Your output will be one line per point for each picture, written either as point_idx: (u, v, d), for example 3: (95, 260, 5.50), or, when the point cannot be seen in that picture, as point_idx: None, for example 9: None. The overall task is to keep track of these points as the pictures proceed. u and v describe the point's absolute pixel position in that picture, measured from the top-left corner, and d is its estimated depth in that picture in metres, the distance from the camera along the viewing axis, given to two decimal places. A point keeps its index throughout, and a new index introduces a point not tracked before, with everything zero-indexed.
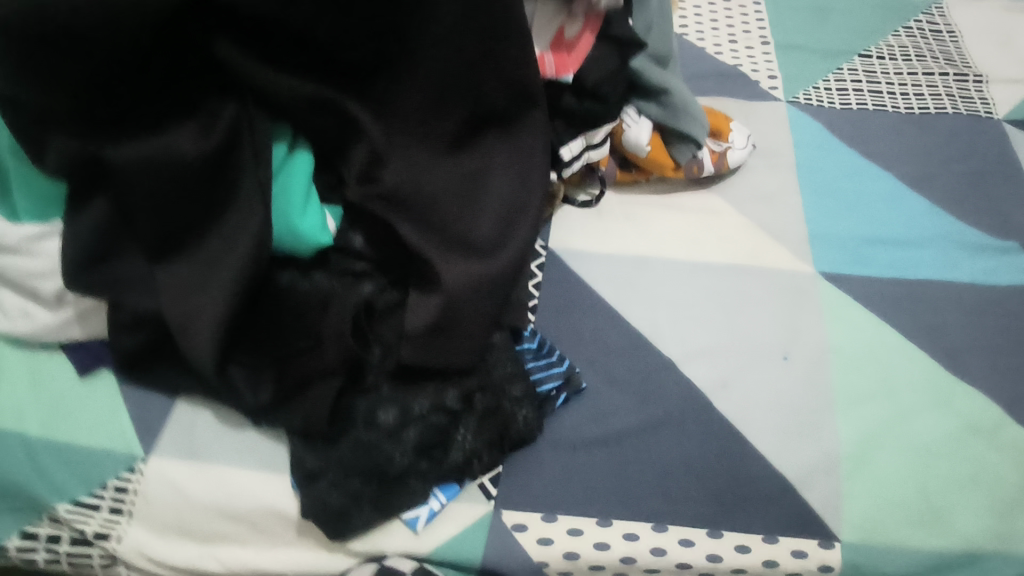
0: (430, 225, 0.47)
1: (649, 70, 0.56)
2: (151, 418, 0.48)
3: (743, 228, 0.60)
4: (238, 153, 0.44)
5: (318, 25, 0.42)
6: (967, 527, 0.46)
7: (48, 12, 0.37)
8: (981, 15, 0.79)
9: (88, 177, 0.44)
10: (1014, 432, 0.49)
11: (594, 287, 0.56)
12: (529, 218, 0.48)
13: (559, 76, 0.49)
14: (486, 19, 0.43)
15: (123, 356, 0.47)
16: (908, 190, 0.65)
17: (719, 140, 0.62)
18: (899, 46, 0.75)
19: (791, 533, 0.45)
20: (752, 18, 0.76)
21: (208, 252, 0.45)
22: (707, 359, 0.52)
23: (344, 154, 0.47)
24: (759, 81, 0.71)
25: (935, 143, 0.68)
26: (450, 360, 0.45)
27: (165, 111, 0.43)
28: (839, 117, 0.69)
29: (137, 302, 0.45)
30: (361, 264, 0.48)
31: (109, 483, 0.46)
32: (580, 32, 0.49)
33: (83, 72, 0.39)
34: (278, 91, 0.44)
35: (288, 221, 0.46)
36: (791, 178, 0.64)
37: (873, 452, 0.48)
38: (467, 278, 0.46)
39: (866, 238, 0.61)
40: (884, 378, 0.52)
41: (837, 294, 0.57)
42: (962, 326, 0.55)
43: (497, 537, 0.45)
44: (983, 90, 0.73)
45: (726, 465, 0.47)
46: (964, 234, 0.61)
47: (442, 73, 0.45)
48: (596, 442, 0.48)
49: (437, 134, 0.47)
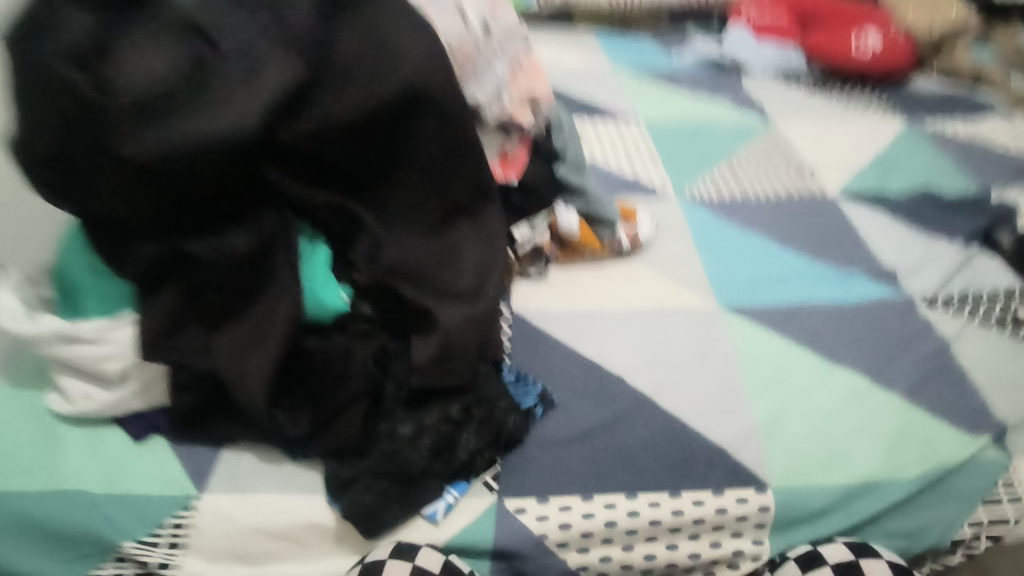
0: (425, 285, 0.62)
1: (570, 176, 0.78)
2: (200, 465, 0.57)
3: (659, 282, 0.78)
4: (277, 248, 0.57)
5: (341, 153, 0.59)
6: (863, 466, 0.60)
7: (154, 154, 0.51)
8: (804, 131, 1.08)
9: (161, 271, 0.56)
10: (883, 396, 0.65)
11: (552, 333, 0.70)
12: (497, 276, 0.64)
13: (507, 179, 0.70)
14: (456, 139, 0.62)
15: (180, 412, 0.58)
16: (778, 247, 0.84)
17: (630, 223, 0.82)
18: (750, 156, 1.02)
19: (732, 486, 0.58)
20: (642, 145, 1.02)
21: (255, 320, 0.56)
22: (646, 373, 0.66)
23: (353, 241, 0.62)
24: (653, 185, 0.95)
25: (791, 214, 0.91)
26: (450, 382, 0.59)
27: (226, 219, 0.56)
28: (717, 203, 0.92)
29: (197, 363, 0.56)
30: (370, 325, 0.62)
31: (167, 522, 0.54)
32: (517, 150, 0.71)
33: (173, 194, 0.53)
34: (308, 201, 0.59)
35: (315, 296, 0.60)
36: (689, 245, 0.83)
37: (783, 422, 0.62)
38: (458, 319, 0.60)
39: (752, 280, 0.78)
40: (782, 371, 0.67)
41: (736, 319, 0.73)
42: (833, 330, 0.72)
43: (504, 521, 0.55)
44: (817, 178, 0.98)
45: (675, 444, 0.60)
46: (822, 270, 0.80)
47: (428, 178, 0.62)
48: (572, 440, 0.60)
49: (424, 223, 0.63)
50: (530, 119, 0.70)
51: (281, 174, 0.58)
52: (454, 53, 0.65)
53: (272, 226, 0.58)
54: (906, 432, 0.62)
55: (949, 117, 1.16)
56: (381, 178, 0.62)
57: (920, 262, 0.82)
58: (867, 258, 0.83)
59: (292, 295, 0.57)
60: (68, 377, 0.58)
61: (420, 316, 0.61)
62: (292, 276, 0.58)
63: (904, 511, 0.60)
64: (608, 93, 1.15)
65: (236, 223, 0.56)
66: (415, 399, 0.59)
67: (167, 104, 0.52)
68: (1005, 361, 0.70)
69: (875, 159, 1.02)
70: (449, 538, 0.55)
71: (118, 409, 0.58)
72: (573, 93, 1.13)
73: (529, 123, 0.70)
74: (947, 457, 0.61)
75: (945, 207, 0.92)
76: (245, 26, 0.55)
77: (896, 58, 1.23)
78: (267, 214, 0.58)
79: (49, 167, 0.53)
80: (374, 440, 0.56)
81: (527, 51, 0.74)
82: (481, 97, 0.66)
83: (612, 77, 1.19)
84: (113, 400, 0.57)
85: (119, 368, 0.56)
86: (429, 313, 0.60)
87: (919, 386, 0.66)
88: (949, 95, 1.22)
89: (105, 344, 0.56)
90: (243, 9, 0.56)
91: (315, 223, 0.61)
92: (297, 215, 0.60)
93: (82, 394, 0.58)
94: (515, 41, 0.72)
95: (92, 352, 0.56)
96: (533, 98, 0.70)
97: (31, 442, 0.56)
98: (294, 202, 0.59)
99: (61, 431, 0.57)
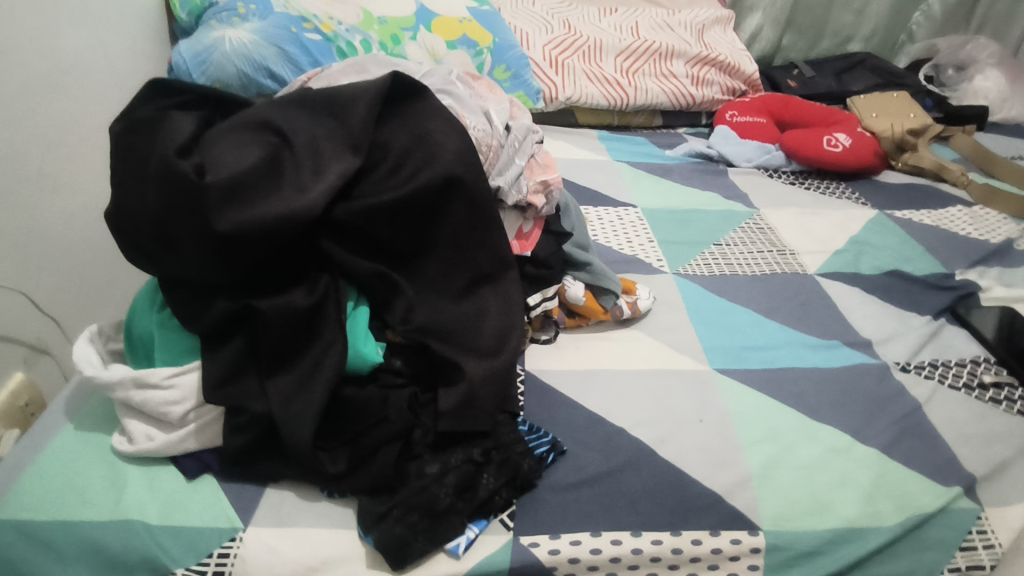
0: (452, 342, 0.70)
1: (576, 253, 0.88)
2: (246, 501, 0.63)
3: (657, 346, 0.86)
4: (328, 307, 0.67)
5: (385, 229, 0.70)
6: (847, 511, 0.65)
7: (237, 227, 0.61)
8: (785, 217, 1.21)
9: (229, 326, 0.66)
10: (862, 450, 0.71)
11: (562, 390, 0.78)
12: (514, 337, 0.73)
13: (522, 252, 0.80)
14: (482, 219, 0.73)
15: (231, 450, 0.64)
16: (764, 318, 0.93)
17: (630, 295, 0.92)
18: (737, 238, 1.14)
19: (727, 528, 0.64)
20: (640, 227, 1.14)
21: (305, 369, 0.65)
22: (648, 426, 0.73)
23: (390, 304, 0.71)
24: (651, 262, 1.05)
25: (775, 289, 1.01)
26: (472, 428, 0.66)
27: (287, 283, 0.67)
28: (709, 279, 1.02)
29: (252, 406, 0.63)
30: (401, 378, 0.70)
31: (214, 551, 0.60)
32: (531, 228, 0.82)
33: (248, 261, 0.64)
34: (355, 268, 0.69)
35: (355, 348, 0.68)
36: (684, 315, 0.93)
37: (773, 471, 0.68)
38: (480, 372, 0.68)
39: (741, 346, 0.87)
40: (770, 427, 0.74)
41: (728, 380, 0.81)
42: (816, 390, 0.80)
43: (519, 553, 0.60)
44: (799, 259, 1.09)
45: (674, 489, 0.66)
46: (805, 338, 0.89)
47: (457, 251, 0.73)
48: (580, 484, 0.66)
49: (451, 289, 0.73)
50: (542, 201, 0.80)
51: (335, 246, 0.69)
52: (481, 148, 0.77)
53: (324, 289, 0.68)
54: (885, 482, 0.68)
55: (917, 207, 1.29)
56: (416, 251, 0.72)
57: (892, 334, 0.91)
58: (845, 329, 0.92)
59: (337, 347, 0.65)
60: (136, 421, 0.67)
61: (446, 369, 0.69)
62: (337, 330, 0.66)
63: (888, 555, 0.64)
64: (609, 182, 1.28)
65: (296, 285, 0.67)
66: (441, 445, 0.66)
67: (250, 186, 0.63)
68: (973, 422, 0.77)
69: (849, 242, 1.13)
70: (468, 569, 0.59)
71: (175, 449, 0.65)
72: (578, 182, 1.27)
73: (542, 204, 0.79)
74: (924, 506, 0.66)
75: (914, 284, 1.03)
76: (316, 132, 0.69)
77: (865, 155, 1.38)
78: (320, 279, 0.68)
79: (149, 236, 0.65)
80: (404, 479, 0.62)
81: (541, 148, 0.86)
82: (503, 183, 0.77)
83: (613, 169, 1.33)
84: (169, 440, 0.65)
85: (181, 412, 0.65)
86: (456, 368, 0.69)
87: (895, 441, 0.73)
88: (916, 187, 1.36)
89: (173, 391, 0.66)
90: (315, 119, 0.71)
91: (359, 287, 0.71)
92: (344, 281, 0.70)
93: (145, 436, 0.66)
94: (532, 140, 0.84)
95: (161, 397, 0.65)
96: (546, 183, 0.81)
97: (104, 479, 0.65)
98: (344, 269, 0.69)
99: (127, 468, 0.66)
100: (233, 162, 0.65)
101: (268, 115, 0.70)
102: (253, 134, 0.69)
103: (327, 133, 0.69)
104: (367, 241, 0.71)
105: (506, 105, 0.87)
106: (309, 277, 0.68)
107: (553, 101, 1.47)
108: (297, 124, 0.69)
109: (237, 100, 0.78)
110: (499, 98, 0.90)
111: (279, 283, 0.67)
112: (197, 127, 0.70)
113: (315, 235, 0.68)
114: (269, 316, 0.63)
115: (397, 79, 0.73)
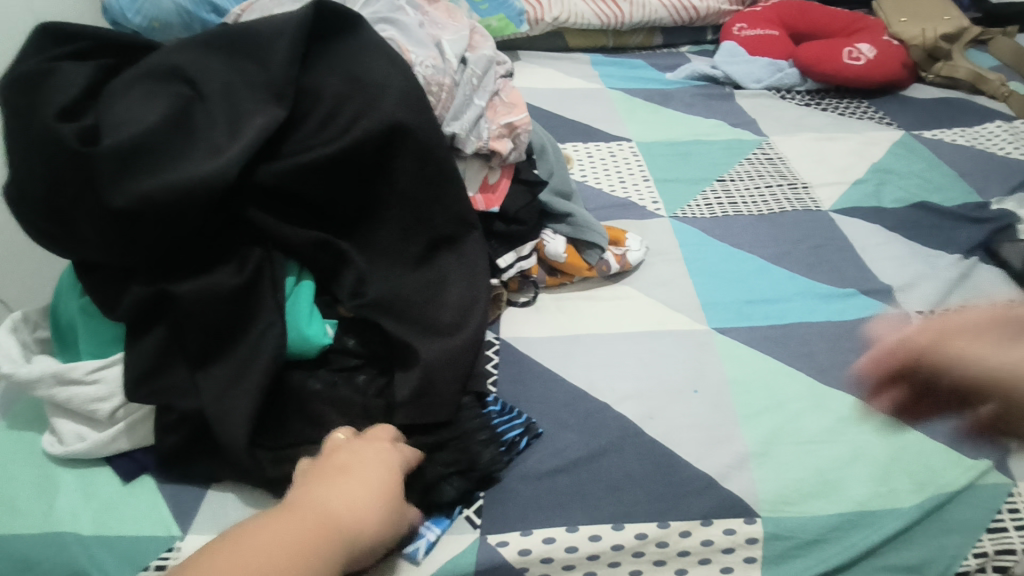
0: (407, 318, 0.61)
1: (554, 201, 0.77)
2: (185, 504, 0.58)
3: (649, 305, 0.77)
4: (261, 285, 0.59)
5: (320, 191, 0.60)
6: (857, 492, 0.58)
7: (137, 201, 0.52)
8: (798, 145, 1.08)
9: (149, 314, 0.58)
10: (879, 419, 0.63)
11: (540, 361, 0.70)
12: (478, 310, 0.64)
13: (489, 208, 0.69)
14: (437, 172, 0.63)
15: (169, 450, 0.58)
16: (772, 265, 0.83)
17: (619, 247, 0.81)
18: (744, 172, 1.02)
19: (723, 515, 0.57)
20: (634, 165, 1.02)
21: (239, 356, 0.57)
22: (635, 399, 0.65)
23: (336, 279, 0.62)
24: (645, 206, 0.94)
25: (786, 229, 0.89)
26: (431, 416, 0.58)
27: (212, 261, 0.58)
28: (710, 222, 0.91)
29: (182, 403, 0.56)
30: (356, 359, 0.62)
31: (150, 564, 0.54)
32: (499, 179, 0.71)
33: (159, 238, 0.55)
34: (291, 239, 0.59)
35: (298, 330, 0.60)
36: (680, 266, 0.83)
37: (774, 448, 0.61)
38: (439, 353, 0.60)
39: (745, 300, 0.77)
40: (773, 395, 0.65)
41: (728, 341, 0.72)
42: (827, 349, 0.71)
43: (485, 553, 0.54)
44: (813, 193, 0.97)
45: (662, 473, 0.59)
46: (817, 288, 0.79)
47: (409, 211, 0.63)
48: (556, 471, 0.59)
49: (407, 257, 0.63)
50: (508, 147, 0.68)
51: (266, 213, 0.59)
52: (430, 88, 0.65)
53: (259, 265, 0.59)
54: (902, 458, 0.60)
55: (950, 125, 1.15)
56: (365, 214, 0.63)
57: (917, 278, 0.80)
58: (863, 275, 0.82)
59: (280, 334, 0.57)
60: (65, 419, 0.60)
61: (406, 350, 0.60)
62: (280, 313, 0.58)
63: (903, 542, 0.57)
64: (602, 114, 1.15)
65: (223, 262, 0.58)
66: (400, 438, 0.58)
67: (152, 150, 0.53)
68: None
69: (870, 171, 1.01)
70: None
71: (108, 449, 0.59)
72: (565, 116, 1.14)
73: (507, 151, 0.68)
74: (947, 484, 0.58)
75: (943, 217, 0.91)
76: (231, 78, 0.58)
77: (890, 67, 1.22)
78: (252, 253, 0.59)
79: (42, 214, 0.55)
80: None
81: (507, 84, 0.75)
82: (459, 130, 0.66)
83: (606, 98, 1.19)
84: (100, 440, 0.58)
85: (109, 409, 0.58)
86: (419, 347, 0.60)
87: None
88: (948, 102, 1.21)
89: (98, 386, 0.59)
90: (230, 62, 0.59)
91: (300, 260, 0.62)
92: (281, 254, 0.61)
93: (75, 437, 0.60)
94: (493, 76, 0.72)
95: (85, 393, 0.59)
96: (511, 126, 0.69)
97: (34, 486, 0.59)
98: (279, 240, 0.60)
99: (58, 470, 0.60)
100: (135, 121, 0.55)
101: (176, 59, 0.59)
102: (157, 83, 0.58)
103: (245, 77, 0.58)
104: (305, 205, 0.61)
105: (464, 33, 0.74)
106: (240, 250, 0.59)
107: (538, 23, 1.30)
108: (209, 71, 0.58)
109: (146, 44, 0.66)
110: (457, 25, 0.77)
111: (204, 259, 0.58)
112: (95, 80, 0.59)
113: (240, 203, 0.59)
114: (193, 300, 0.55)
115: (321, 9, 0.61)
